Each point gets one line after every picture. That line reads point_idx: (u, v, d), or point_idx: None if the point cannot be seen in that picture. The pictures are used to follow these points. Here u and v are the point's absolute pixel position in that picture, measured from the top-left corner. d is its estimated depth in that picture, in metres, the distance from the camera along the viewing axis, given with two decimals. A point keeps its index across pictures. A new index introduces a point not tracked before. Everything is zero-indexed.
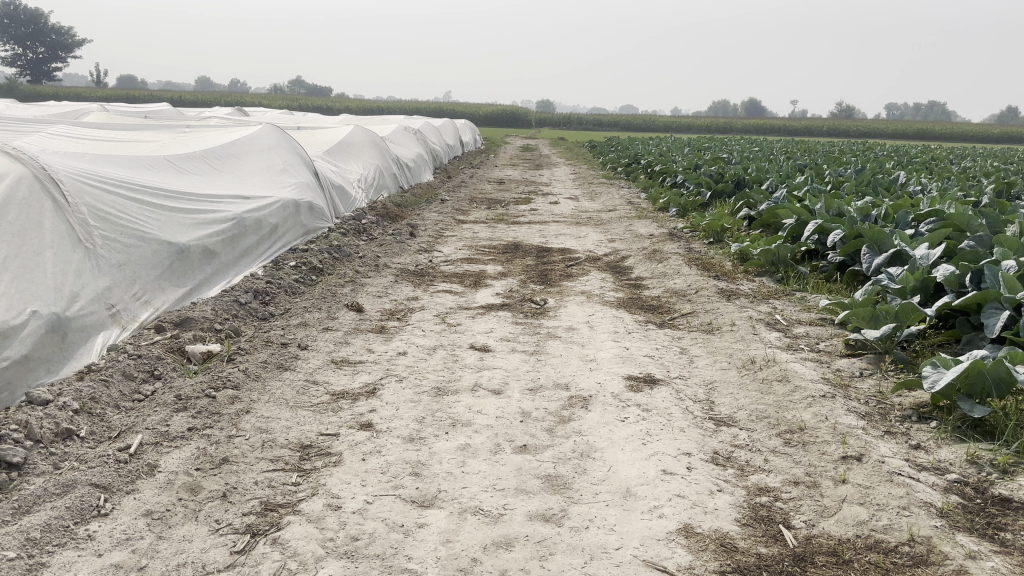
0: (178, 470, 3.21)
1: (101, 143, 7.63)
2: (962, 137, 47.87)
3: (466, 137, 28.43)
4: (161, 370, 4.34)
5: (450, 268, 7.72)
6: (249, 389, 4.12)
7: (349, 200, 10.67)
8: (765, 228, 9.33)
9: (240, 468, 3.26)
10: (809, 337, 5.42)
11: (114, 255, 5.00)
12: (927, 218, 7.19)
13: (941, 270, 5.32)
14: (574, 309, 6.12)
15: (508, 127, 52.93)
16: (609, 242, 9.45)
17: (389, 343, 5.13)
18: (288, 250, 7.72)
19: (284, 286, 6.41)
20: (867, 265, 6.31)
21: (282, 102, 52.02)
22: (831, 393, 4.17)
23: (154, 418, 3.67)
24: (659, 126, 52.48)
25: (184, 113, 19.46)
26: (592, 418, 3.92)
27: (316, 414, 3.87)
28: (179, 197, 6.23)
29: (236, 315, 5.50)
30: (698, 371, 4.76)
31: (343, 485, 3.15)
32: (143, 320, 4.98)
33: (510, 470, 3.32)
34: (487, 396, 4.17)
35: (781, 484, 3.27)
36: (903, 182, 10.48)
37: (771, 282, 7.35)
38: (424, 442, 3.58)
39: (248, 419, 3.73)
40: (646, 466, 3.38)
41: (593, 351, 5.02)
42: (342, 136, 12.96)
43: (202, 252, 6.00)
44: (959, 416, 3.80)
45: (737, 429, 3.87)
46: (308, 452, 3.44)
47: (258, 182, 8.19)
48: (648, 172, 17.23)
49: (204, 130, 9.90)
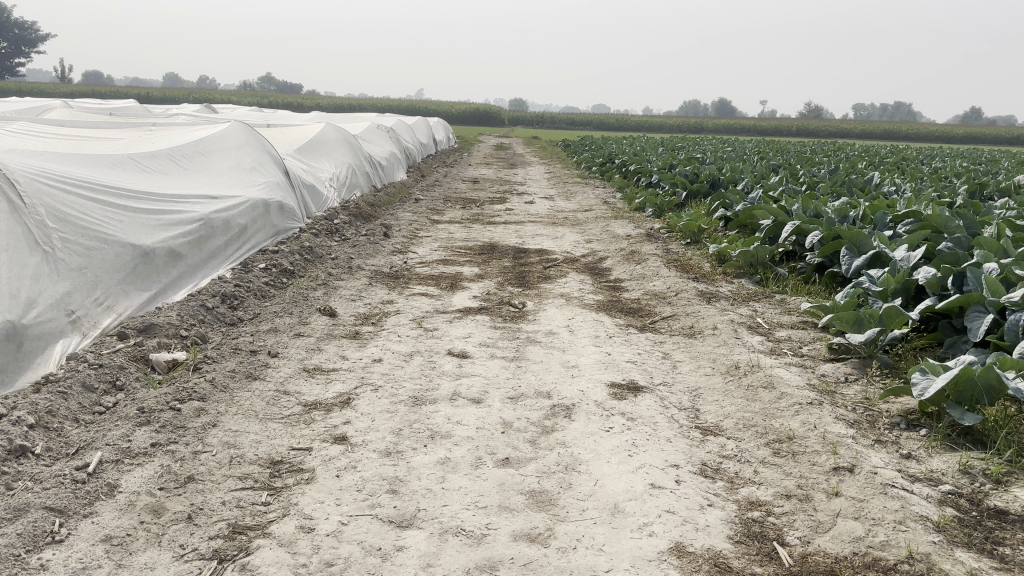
0: (140, 490, 3.02)
1: (62, 141, 7.34)
2: (928, 138, 48.57)
3: (440, 136, 28.26)
4: (124, 380, 4.13)
5: (425, 270, 7.54)
6: (217, 401, 3.93)
7: (320, 200, 10.45)
8: (742, 229, 9.28)
9: (207, 487, 3.08)
10: (791, 341, 5.33)
11: (75, 258, 4.77)
12: (904, 219, 7.16)
13: (922, 272, 5.26)
14: (554, 312, 6.00)
15: (481, 125, 52.74)
16: (587, 243, 9.33)
17: (363, 349, 4.96)
18: (257, 251, 7.49)
19: (253, 290, 6.20)
20: (846, 267, 6.25)
21: (251, 99, 51.30)
22: (818, 400, 4.08)
23: (115, 433, 3.47)
24: (632, 125, 52.60)
25: (152, 111, 19.03)
26: (576, 428, 3.79)
27: (287, 426, 3.70)
28: (144, 197, 5.99)
29: (203, 321, 5.28)
30: (682, 378, 4.65)
31: (316, 505, 2.99)
32: (105, 327, 4.76)
33: (492, 486, 3.18)
34: (467, 406, 4.03)
35: (772, 497, 3.16)
36: (877, 182, 10.49)
37: (750, 283, 7.27)
38: (402, 456, 3.42)
39: (215, 433, 3.54)
40: (633, 480, 3.25)
41: (575, 356, 4.89)
42: (313, 134, 12.71)
43: (167, 254, 5.77)
44: (948, 424, 3.72)
45: (725, 438, 3.77)
46: (279, 469, 3.27)
47: (227, 181, 7.95)
48: (622, 172, 17.18)
49: (170, 127, 9.61)
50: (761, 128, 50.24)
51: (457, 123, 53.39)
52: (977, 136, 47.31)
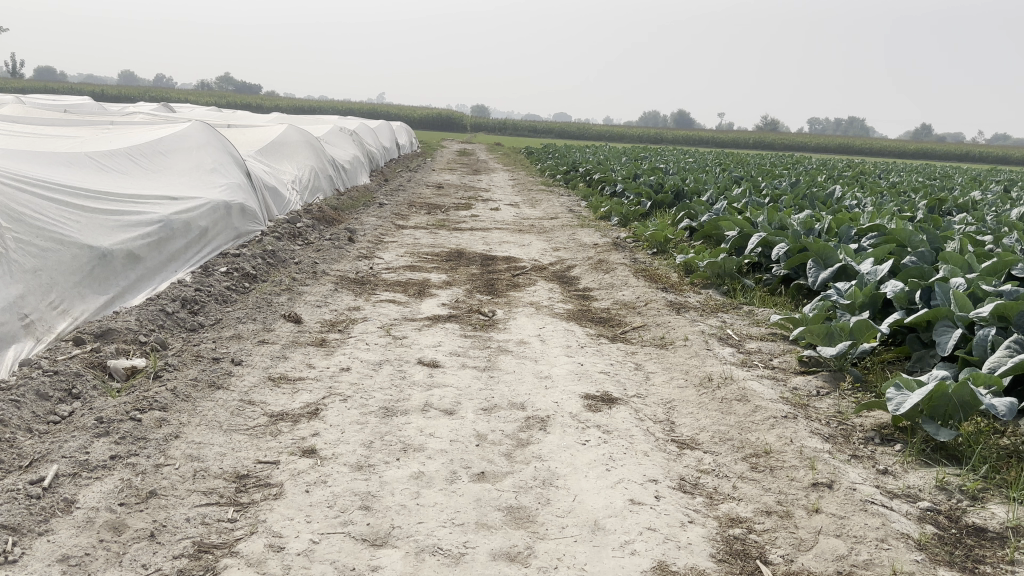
0: (99, 506, 2.84)
1: (14, 137, 7.06)
2: (880, 153, 49.87)
3: (403, 140, 28.11)
4: (80, 388, 3.92)
5: (392, 276, 7.42)
6: (179, 411, 3.76)
7: (282, 202, 10.24)
8: (707, 240, 9.33)
9: (170, 502, 2.92)
10: (762, 353, 5.34)
11: (29, 260, 4.55)
12: (868, 233, 7.24)
13: (890, 286, 5.31)
14: (524, 321, 5.93)
15: (443, 130, 52.60)
16: (554, 251, 9.28)
17: (331, 357, 4.83)
18: (217, 254, 7.28)
19: (214, 294, 6.00)
20: (812, 279, 6.28)
21: (208, 97, 50.29)
22: (792, 414, 4.06)
23: (71, 445, 3.28)
24: (593, 134, 52.93)
25: (106, 107, 18.46)
26: (551, 441, 3.71)
27: (253, 438, 3.55)
28: (101, 197, 5.77)
29: (162, 326, 5.09)
30: (656, 390, 4.61)
31: (285, 522, 2.86)
32: (61, 331, 4.56)
33: (469, 502, 3.08)
34: (440, 418, 3.93)
35: (753, 514, 3.13)
36: (838, 196, 10.62)
37: (717, 294, 7.28)
38: (374, 470, 3.31)
39: (178, 445, 3.38)
40: (612, 496, 3.18)
41: (548, 367, 4.82)
42: (275, 135, 12.46)
43: (126, 256, 5.57)
44: (923, 439, 3.74)
45: (701, 452, 3.73)
46: (245, 483, 3.13)
47: (187, 182, 7.72)
48: (586, 180, 17.23)
49: (127, 126, 9.33)
50: (719, 140, 51.01)
51: (420, 128, 53.13)
52: (926, 152, 48.69)
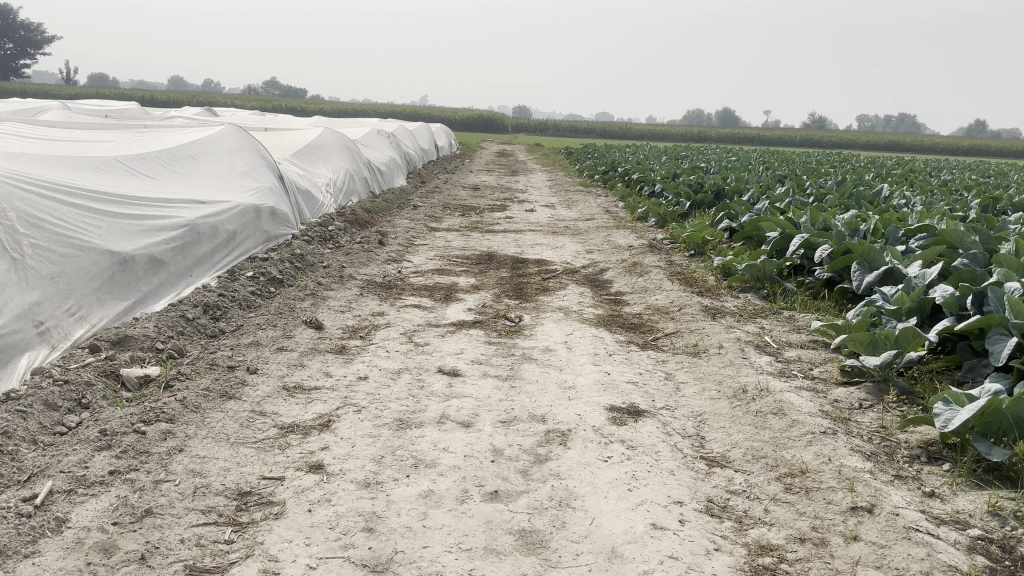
0: (91, 525, 2.74)
1: (47, 143, 7.10)
2: (931, 150, 48.52)
3: (442, 141, 28.21)
4: (90, 398, 3.84)
5: (419, 280, 7.28)
6: (186, 423, 3.65)
7: (315, 205, 10.21)
8: (747, 241, 9.01)
9: (165, 522, 2.80)
10: (801, 362, 5.05)
11: (46, 266, 4.51)
12: (917, 234, 6.89)
13: (939, 291, 5.00)
14: (551, 327, 5.73)
15: (483, 131, 52.60)
16: (587, 254, 9.06)
17: (349, 365, 4.69)
18: (245, 259, 7.21)
19: (237, 300, 5.93)
20: (857, 283, 5.97)
21: (252, 102, 51.12)
22: (832, 429, 3.80)
23: (71, 459, 3.19)
24: (634, 134, 52.41)
25: (150, 112, 18.75)
26: (571, 457, 3.51)
27: (260, 452, 3.42)
28: (126, 201, 5.73)
29: (182, 333, 5.01)
30: (687, 402, 4.37)
31: (283, 545, 2.71)
32: (77, 338, 4.50)
33: (478, 524, 2.90)
34: (455, 431, 3.76)
35: (785, 541, 2.89)
36: (886, 195, 10.19)
37: (756, 298, 6.98)
38: (381, 488, 3.15)
39: (181, 460, 3.27)
40: (633, 519, 2.97)
41: (573, 376, 4.62)
42: (311, 138, 12.46)
43: (148, 261, 5.51)
44: (974, 458, 3.45)
45: (731, 471, 3.50)
46: (246, 501, 3.00)
47: (217, 185, 7.68)
48: (625, 180, 16.94)
49: (161, 130, 9.38)
50: (764, 138, 49.95)
51: (460, 129, 53.22)
52: (980, 148, 47.19)
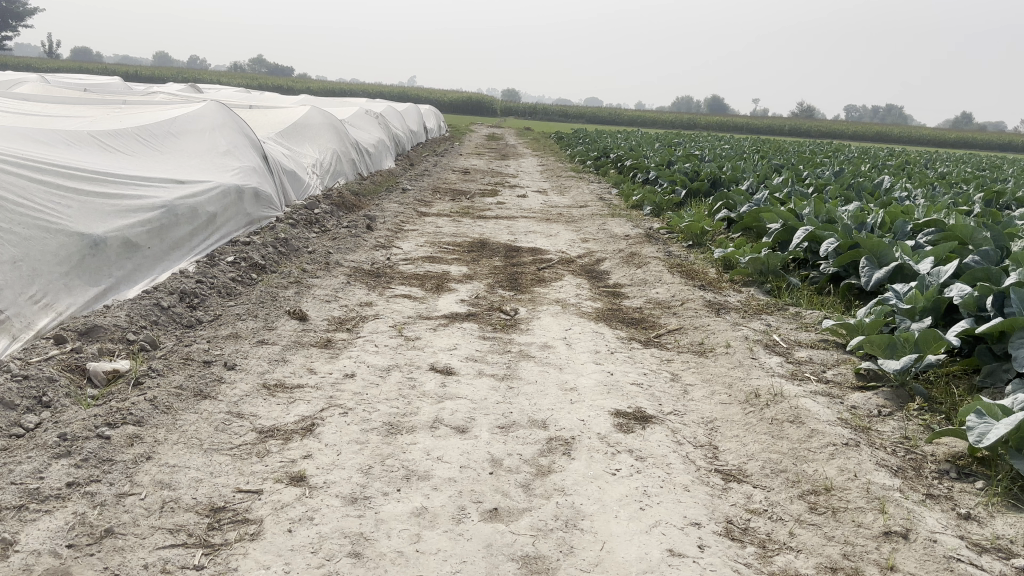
0: (42, 549, 2.43)
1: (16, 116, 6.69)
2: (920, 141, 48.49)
3: (430, 123, 27.76)
4: (51, 396, 3.52)
5: (409, 268, 6.95)
6: (155, 426, 3.34)
7: (300, 186, 9.84)
8: (746, 232, 8.74)
9: (128, 544, 2.50)
10: (813, 364, 4.78)
11: (8, 250, 4.18)
12: (925, 228, 6.63)
13: (956, 290, 4.73)
14: (549, 321, 5.44)
15: (471, 113, 52.04)
16: (582, 243, 8.76)
17: (335, 361, 4.38)
18: (225, 242, 6.85)
19: (217, 287, 5.59)
20: (865, 279, 5.70)
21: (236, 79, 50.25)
22: (855, 441, 3.53)
23: (24, 468, 2.87)
24: (624, 121, 51.94)
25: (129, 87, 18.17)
26: (576, 469, 3.23)
27: (235, 460, 3.12)
28: (99, 179, 5.37)
29: (155, 322, 4.68)
30: (696, 406, 4.10)
31: (259, 572, 2.41)
32: (42, 328, 4.18)
33: (477, 548, 2.62)
34: (450, 438, 3.46)
35: (815, 571, 2.62)
36: (887, 186, 9.93)
37: (760, 293, 6.70)
38: (369, 504, 2.86)
39: (148, 469, 2.97)
40: (647, 545, 2.70)
41: (574, 377, 4.34)
42: (296, 117, 12.05)
43: (122, 245, 5.16)
44: (1009, 476, 3.19)
45: (751, 487, 3.23)
46: (220, 518, 2.70)
47: (198, 164, 7.31)
48: (618, 167, 16.64)
49: (141, 105, 8.95)
50: (755, 127, 49.76)
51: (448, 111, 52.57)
52: (968, 141, 47.20)
